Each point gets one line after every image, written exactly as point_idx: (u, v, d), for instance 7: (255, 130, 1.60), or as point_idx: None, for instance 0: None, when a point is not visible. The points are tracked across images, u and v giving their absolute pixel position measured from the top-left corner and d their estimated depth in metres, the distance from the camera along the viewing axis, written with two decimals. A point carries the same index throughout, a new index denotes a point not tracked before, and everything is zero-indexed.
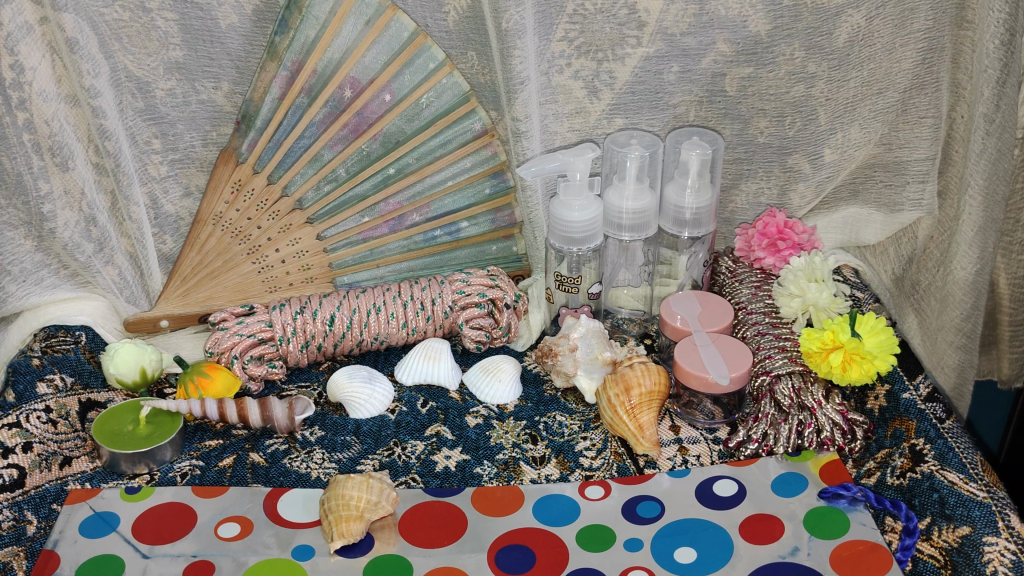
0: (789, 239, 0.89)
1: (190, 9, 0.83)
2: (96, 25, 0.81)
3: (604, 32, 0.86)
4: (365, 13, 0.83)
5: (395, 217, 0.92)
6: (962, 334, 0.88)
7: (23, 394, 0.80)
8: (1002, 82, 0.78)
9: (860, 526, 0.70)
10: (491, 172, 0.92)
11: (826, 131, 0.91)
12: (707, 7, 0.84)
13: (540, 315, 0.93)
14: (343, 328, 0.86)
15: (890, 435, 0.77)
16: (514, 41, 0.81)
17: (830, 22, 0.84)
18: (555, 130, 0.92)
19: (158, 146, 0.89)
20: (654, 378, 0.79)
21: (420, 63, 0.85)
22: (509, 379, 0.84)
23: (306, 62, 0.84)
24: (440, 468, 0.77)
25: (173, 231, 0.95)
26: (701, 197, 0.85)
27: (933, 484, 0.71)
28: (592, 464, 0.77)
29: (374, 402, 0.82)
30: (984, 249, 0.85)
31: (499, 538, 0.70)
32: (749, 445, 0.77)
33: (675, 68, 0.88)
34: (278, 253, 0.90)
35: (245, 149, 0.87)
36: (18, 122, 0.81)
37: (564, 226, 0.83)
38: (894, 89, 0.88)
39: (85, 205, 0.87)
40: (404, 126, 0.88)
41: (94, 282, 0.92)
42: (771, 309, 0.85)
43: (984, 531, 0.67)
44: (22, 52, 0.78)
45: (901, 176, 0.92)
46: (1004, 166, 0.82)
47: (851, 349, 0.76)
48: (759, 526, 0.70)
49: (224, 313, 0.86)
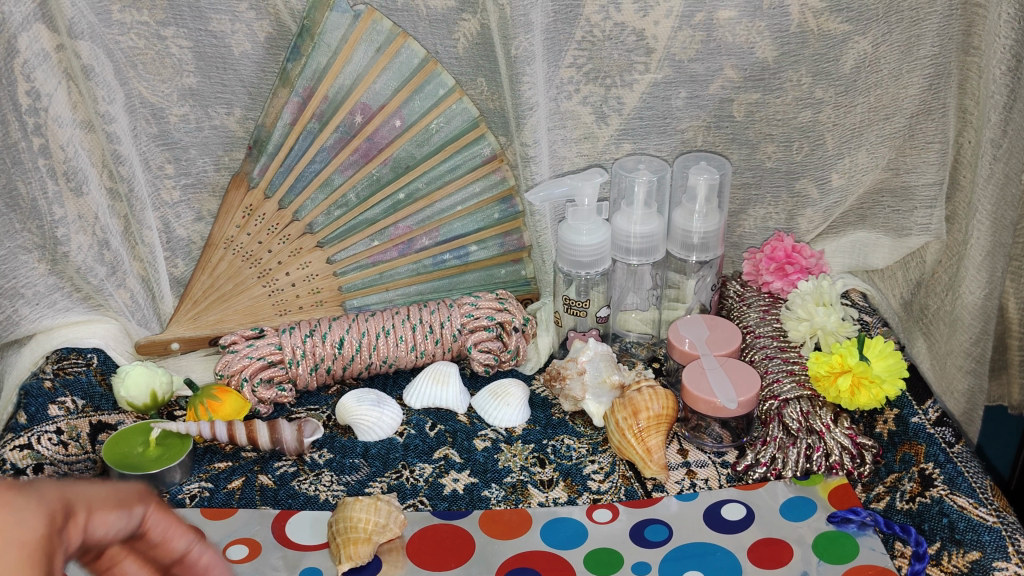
0: (796, 264, 0.89)
1: (205, 37, 0.85)
2: (112, 52, 0.83)
3: (612, 58, 0.87)
4: (376, 39, 0.84)
5: (405, 240, 0.92)
6: (971, 358, 0.90)
7: (35, 415, 0.80)
8: (1009, 108, 0.79)
9: (869, 551, 0.69)
10: (500, 196, 0.92)
11: (834, 156, 0.92)
12: (714, 34, 0.85)
13: (548, 339, 0.93)
14: (352, 351, 0.86)
15: (898, 460, 0.77)
16: (523, 67, 0.82)
17: (838, 48, 0.85)
18: (563, 155, 0.93)
19: (171, 171, 0.91)
20: (662, 401, 0.80)
21: (430, 89, 0.86)
22: (517, 403, 0.84)
23: (317, 88, 0.85)
24: (448, 491, 0.77)
25: (185, 255, 0.96)
26: (709, 221, 0.86)
27: (943, 509, 0.71)
28: (599, 487, 0.77)
29: (383, 424, 0.82)
30: (993, 273, 0.85)
31: (507, 561, 0.70)
32: (757, 469, 0.77)
33: (683, 93, 0.89)
34: (289, 276, 0.91)
35: (257, 174, 0.89)
36: (34, 147, 0.82)
37: (572, 249, 0.84)
38: (901, 115, 0.88)
39: (99, 229, 0.88)
40: (415, 151, 0.89)
41: (106, 306, 0.92)
42: (779, 334, 0.85)
43: (994, 556, 0.66)
44: (38, 78, 0.80)
45: (909, 202, 0.93)
46: (1012, 191, 0.82)
47: (860, 372, 0.76)
48: (767, 551, 0.70)
49: (236, 336, 0.87)
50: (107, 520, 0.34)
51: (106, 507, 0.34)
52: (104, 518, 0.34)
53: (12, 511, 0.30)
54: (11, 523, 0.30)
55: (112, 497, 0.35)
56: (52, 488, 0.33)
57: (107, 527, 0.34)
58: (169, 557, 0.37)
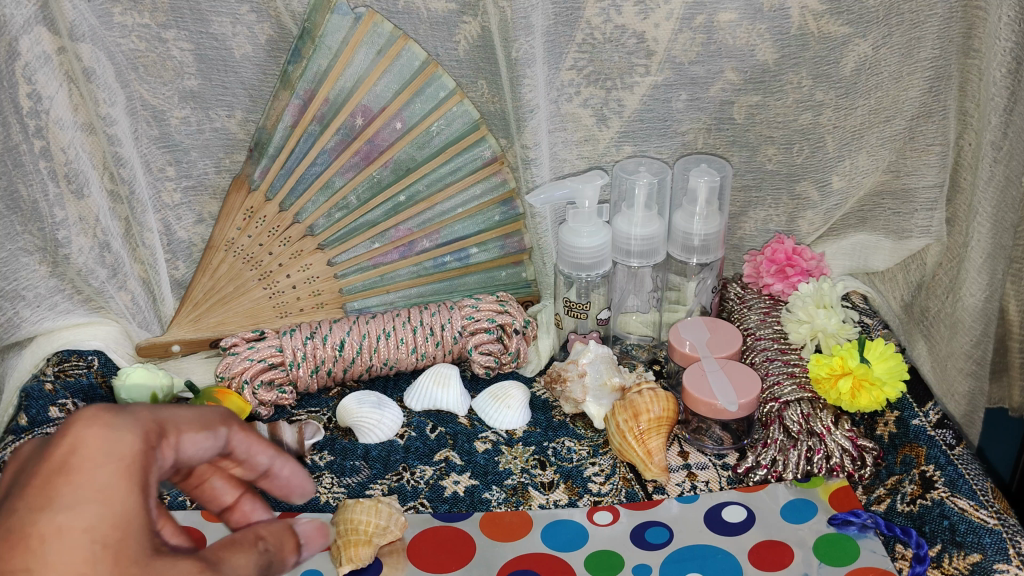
0: (797, 266, 0.89)
1: (206, 40, 0.85)
2: (113, 55, 0.83)
3: (613, 60, 0.87)
4: (376, 42, 0.84)
5: (405, 242, 0.93)
6: (972, 361, 0.90)
7: (36, 417, 0.79)
8: (1009, 111, 0.79)
9: (870, 553, 0.69)
10: (501, 199, 0.92)
11: (834, 158, 0.92)
12: (715, 36, 0.85)
13: (549, 341, 0.93)
14: (353, 354, 0.86)
15: (899, 462, 0.77)
16: (524, 69, 0.82)
17: (838, 50, 0.85)
18: (564, 157, 0.93)
19: (172, 173, 0.91)
20: (663, 404, 0.80)
21: (430, 91, 0.86)
22: (518, 405, 0.84)
23: (318, 90, 0.85)
24: (449, 493, 0.77)
25: (185, 257, 0.96)
26: (710, 224, 0.86)
27: (943, 511, 0.71)
28: (600, 490, 0.77)
29: (383, 427, 0.82)
30: (993, 276, 0.85)
31: (508, 562, 0.70)
32: (758, 471, 0.77)
33: (684, 96, 0.89)
34: (289, 278, 0.91)
35: (258, 176, 0.89)
36: (35, 149, 0.82)
37: (573, 251, 0.84)
38: (901, 117, 0.88)
39: (100, 231, 0.88)
40: (415, 154, 0.89)
41: (107, 308, 0.92)
42: (780, 336, 0.85)
43: (995, 558, 0.66)
44: (39, 81, 0.80)
45: (909, 204, 0.93)
46: (1012, 193, 0.82)
47: (860, 375, 0.76)
48: (768, 553, 0.70)
49: (236, 338, 0.86)
50: (197, 438, 0.41)
51: (194, 429, 0.41)
52: (193, 438, 0.40)
53: (112, 429, 0.36)
54: (113, 439, 0.36)
55: (200, 420, 0.41)
56: (147, 413, 0.39)
57: (196, 446, 0.41)
58: (255, 470, 0.45)
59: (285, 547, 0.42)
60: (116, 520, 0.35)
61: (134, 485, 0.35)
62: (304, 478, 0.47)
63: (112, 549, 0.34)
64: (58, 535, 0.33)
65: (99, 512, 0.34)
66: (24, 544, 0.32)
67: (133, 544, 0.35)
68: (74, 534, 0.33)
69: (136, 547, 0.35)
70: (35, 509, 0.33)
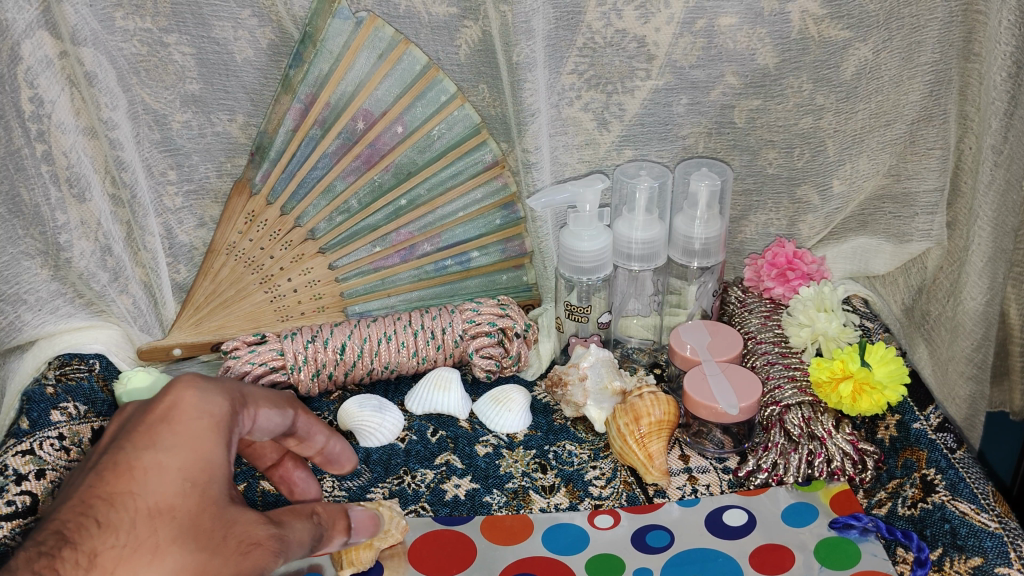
0: (798, 270, 0.89)
1: (208, 44, 0.85)
2: (115, 59, 0.83)
3: (614, 64, 0.87)
4: (378, 46, 0.84)
5: (406, 246, 0.93)
6: (973, 364, 0.91)
7: (37, 420, 0.79)
8: (1010, 114, 0.79)
9: (871, 557, 0.69)
10: (501, 203, 0.93)
11: (835, 162, 0.92)
12: (715, 40, 0.85)
13: (551, 345, 0.94)
14: (353, 357, 0.86)
15: (900, 466, 0.77)
16: (524, 73, 0.82)
17: (838, 55, 0.85)
18: (565, 161, 0.93)
19: (173, 177, 0.91)
20: (664, 407, 0.80)
21: (431, 95, 0.86)
22: (519, 409, 0.84)
23: (320, 94, 0.86)
24: (450, 496, 0.77)
25: (186, 260, 0.97)
26: (711, 227, 0.86)
27: (944, 514, 0.70)
28: (601, 493, 0.77)
29: (384, 431, 0.83)
30: (993, 280, 0.86)
31: (509, 566, 0.70)
32: (759, 474, 0.77)
33: (684, 100, 0.90)
34: (291, 282, 0.92)
35: (259, 180, 0.89)
36: (37, 153, 0.83)
37: (573, 255, 0.84)
38: (902, 121, 0.88)
39: (101, 234, 0.88)
40: (416, 158, 0.90)
41: (109, 311, 0.93)
42: (781, 339, 0.85)
43: (996, 562, 0.66)
44: (41, 85, 0.80)
45: (910, 208, 0.93)
46: (1013, 198, 0.82)
47: (861, 379, 0.76)
48: (769, 556, 0.70)
49: (236, 342, 0.86)
50: (271, 413, 0.56)
51: (270, 405, 0.57)
52: (268, 413, 0.56)
53: (203, 395, 0.50)
54: (202, 403, 0.50)
55: (272, 399, 0.57)
56: (235, 386, 0.54)
57: (269, 419, 0.56)
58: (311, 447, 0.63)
59: (337, 526, 0.56)
60: (201, 465, 0.48)
61: (216, 439, 0.49)
62: (349, 453, 0.66)
63: (198, 487, 0.47)
64: (155, 468, 0.46)
65: (188, 454, 0.47)
66: (129, 472, 0.46)
67: (213, 487, 0.48)
68: (167, 470, 0.47)
69: (217, 491, 0.48)
70: (140, 448, 0.47)
